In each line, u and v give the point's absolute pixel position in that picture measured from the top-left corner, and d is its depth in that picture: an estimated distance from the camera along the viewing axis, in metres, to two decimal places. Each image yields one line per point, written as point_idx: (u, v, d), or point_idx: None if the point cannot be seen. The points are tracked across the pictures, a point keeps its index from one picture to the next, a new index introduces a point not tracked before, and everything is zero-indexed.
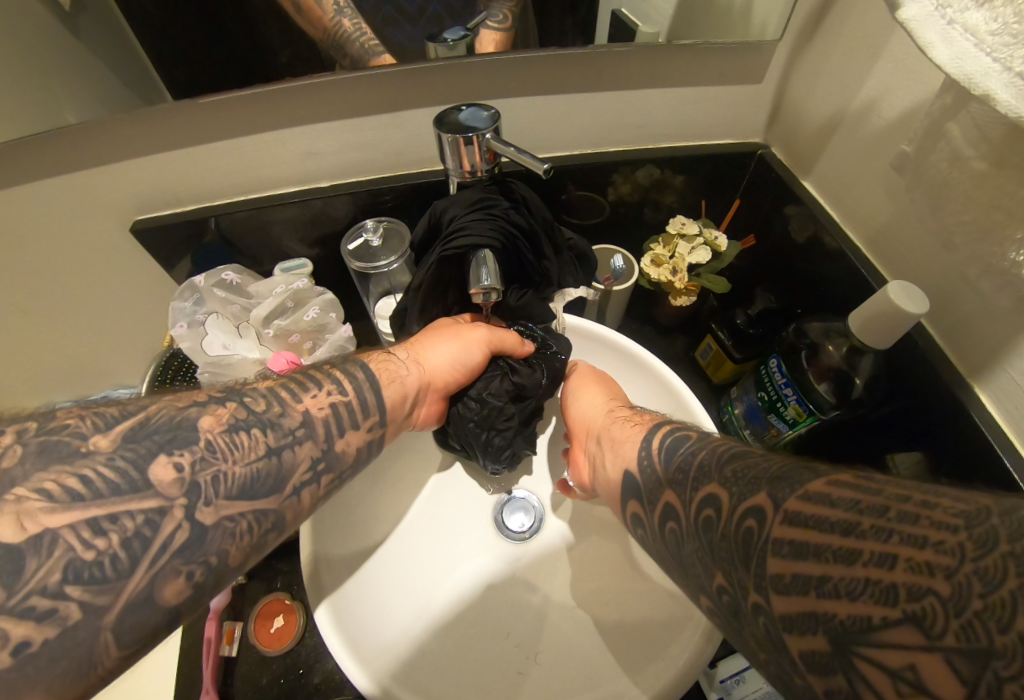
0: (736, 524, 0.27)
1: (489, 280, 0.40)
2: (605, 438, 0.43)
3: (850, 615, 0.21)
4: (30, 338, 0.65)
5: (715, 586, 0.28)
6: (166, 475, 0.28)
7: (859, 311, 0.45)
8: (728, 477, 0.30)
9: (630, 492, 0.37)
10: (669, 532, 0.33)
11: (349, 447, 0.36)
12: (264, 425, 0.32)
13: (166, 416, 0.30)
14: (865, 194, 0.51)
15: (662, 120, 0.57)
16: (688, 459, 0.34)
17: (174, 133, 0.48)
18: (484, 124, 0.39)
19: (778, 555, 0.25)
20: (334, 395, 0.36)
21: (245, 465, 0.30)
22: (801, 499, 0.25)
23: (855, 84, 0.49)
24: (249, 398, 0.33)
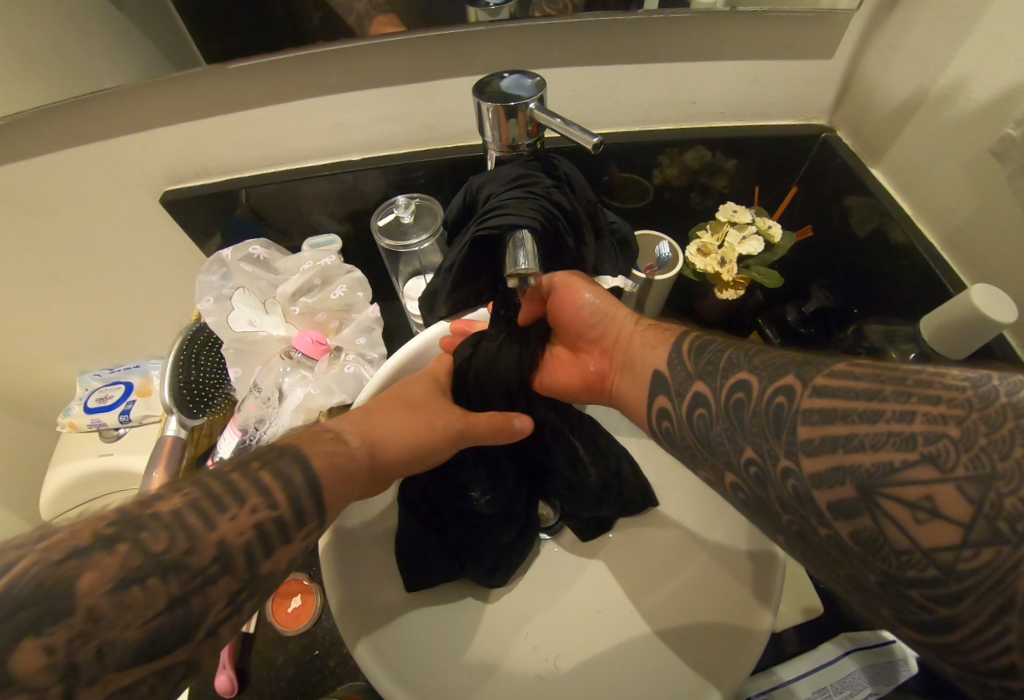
0: (766, 403, 0.27)
1: (527, 264, 0.36)
2: (633, 346, 0.39)
3: (870, 462, 0.22)
4: (68, 305, 0.66)
5: (741, 460, 0.27)
6: (32, 663, 0.20)
7: (933, 315, 0.40)
8: (759, 365, 0.28)
9: (659, 388, 0.34)
10: (697, 417, 0.31)
11: (276, 567, 0.29)
12: (165, 572, 0.24)
13: (34, 575, 0.22)
14: (949, 183, 0.46)
15: (717, 96, 0.53)
16: (717, 354, 0.32)
17: (204, 100, 0.47)
18: (528, 93, 0.36)
19: (808, 423, 0.24)
20: (261, 511, 0.28)
21: (139, 626, 0.23)
22: (830, 376, 0.25)
23: (944, 59, 0.43)
24: (146, 537, 0.25)
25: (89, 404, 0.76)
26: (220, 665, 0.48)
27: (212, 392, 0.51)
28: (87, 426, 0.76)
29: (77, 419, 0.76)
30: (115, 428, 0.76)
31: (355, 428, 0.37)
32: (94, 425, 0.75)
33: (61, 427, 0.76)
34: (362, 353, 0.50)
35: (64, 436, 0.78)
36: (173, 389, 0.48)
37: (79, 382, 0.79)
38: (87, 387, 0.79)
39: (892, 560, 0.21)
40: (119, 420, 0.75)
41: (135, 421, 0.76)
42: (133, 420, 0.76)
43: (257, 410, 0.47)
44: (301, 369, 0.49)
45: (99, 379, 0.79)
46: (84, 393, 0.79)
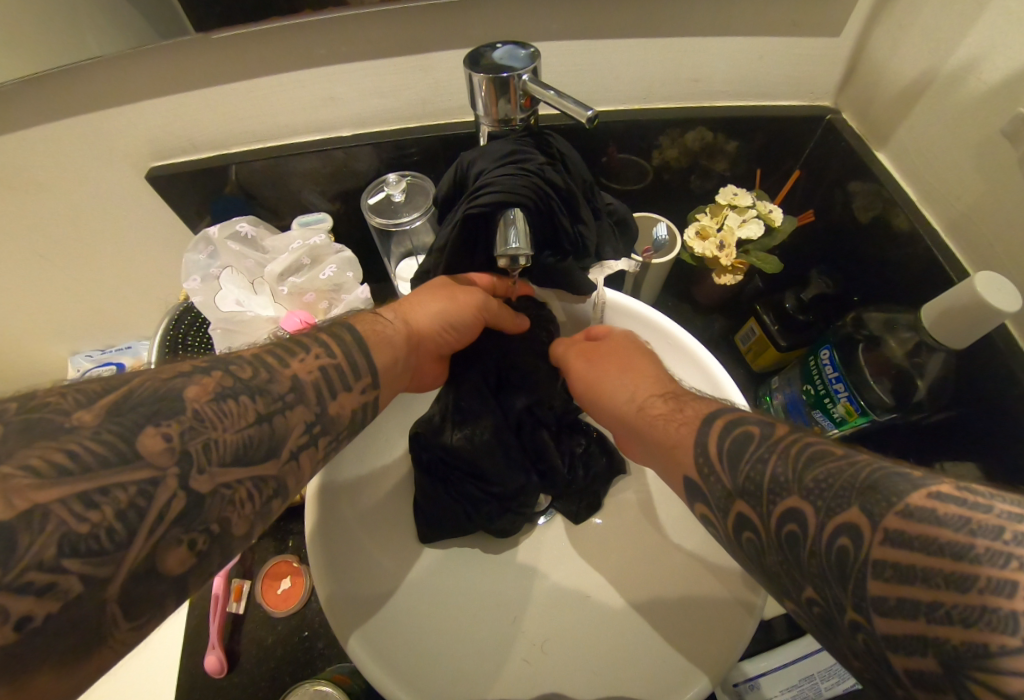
0: (827, 542, 0.23)
1: (518, 244, 0.35)
2: (649, 437, 0.35)
3: (959, 639, 0.18)
4: (55, 284, 0.65)
5: (803, 597, 0.24)
6: (154, 445, 0.25)
7: (935, 303, 0.39)
8: (810, 486, 0.24)
9: (696, 494, 0.31)
10: (746, 540, 0.27)
11: (342, 409, 0.34)
12: (252, 391, 0.30)
13: (149, 387, 0.27)
14: (956, 168, 0.45)
15: (721, 75, 0.51)
16: (757, 462, 0.27)
17: (188, 73, 0.45)
18: (521, 64, 0.35)
19: (879, 578, 0.20)
20: (323, 358, 0.34)
21: (236, 432, 0.28)
22: (903, 516, 0.20)
23: (956, 38, 0.42)
24: (235, 367, 0.31)
25: None
26: (211, 645, 0.49)
27: None
28: None
29: None
30: None
31: (390, 311, 0.42)
32: None
33: None
34: None
35: None
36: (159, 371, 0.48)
37: (72, 363, 0.78)
38: (80, 368, 0.78)
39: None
40: None
41: None
42: None
43: None
44: None
45: (92, 360, 0.78)
46: (77, 373, 0.78)
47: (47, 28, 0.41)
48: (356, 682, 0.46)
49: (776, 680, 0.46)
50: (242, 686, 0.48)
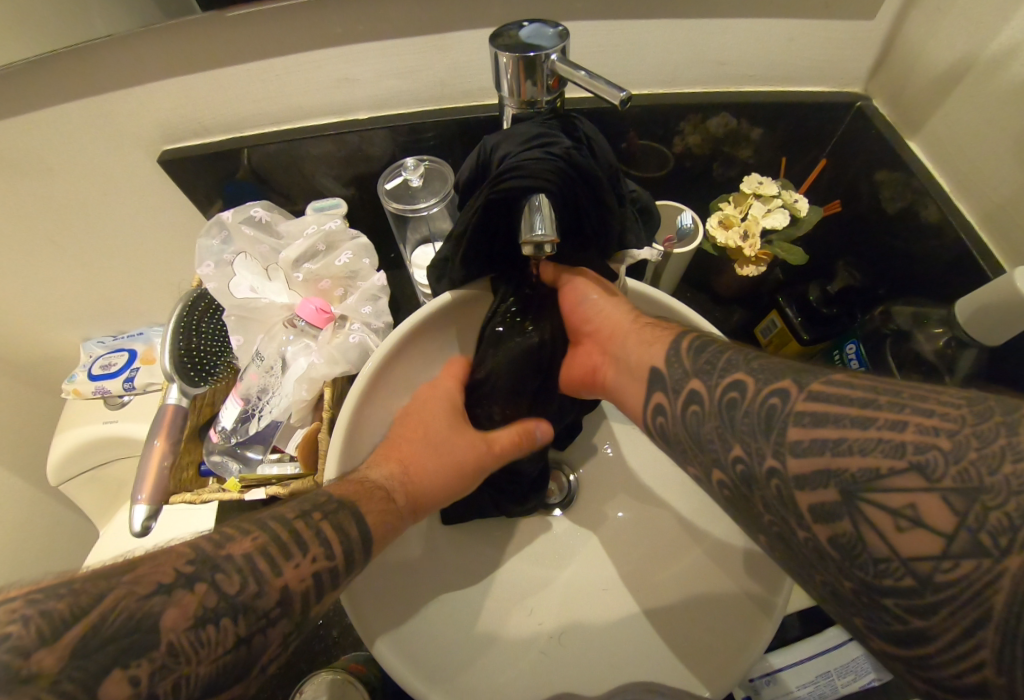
0: (759, 404, 0.26)
1: (543, 231, 0.34)
2: (628, 341, 0.39)
3: (858, 467, 0.22)
4: (66, 269, 0.65)
5: (731, 459, 0.27)
6: (130, 629, 0.23)
7: (972, 296, 0.38)
8: (758, 368, 0.28)
9: (655, 383, 0.34)
10: (690, 414, 0.30)
11: (331, 570, 0.30)
12: (235, 613, 0.26)
13: (123, 594, 0.24)
14: (996, 157, 0.43)
15: (749, 57, 0.49)
16: (717, 355, 0.31)
17: (201, 53, 0.44)
18: (550, 43, 0.33)
19: (800, 426, 0.24)
20: (320, 558, 0.30)
21: (212, 660, 0.25)
22: (826, 384, 0.25)
23: (1000, 19, 0.40)
24: (220, 577, 0.27)
25: (92, 371, 0.76)
26: None
27: (214, 359, 0.50)
28: (91, 392, 0.76)
29: (81, 386, 0.76)
30: (119, 396, 0.76)
31: (384, 463, 0.39)
32: (98, 392, 0.75)
33: (65, 392, 0.76)
34: (368, 322, 0.48)
35: (70, 401, 0.78)
36: (172, 357, 0.47)
37: (83, 349, 0.78)
38: (91, 354, 0.78)
39: (869, 567, 0.21)
40: (124, 389, 0.74)
41: (139, 389, 0.76)
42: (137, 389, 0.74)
43: (259, 379, 0.47)
44: (304, 338, 0.48)
45: (103, 346, 0.78)
46: (88, 359, 0.78)
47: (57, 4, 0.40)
48: (371, 672, 0.45)
49: (792, 676, 0.46)
50: None
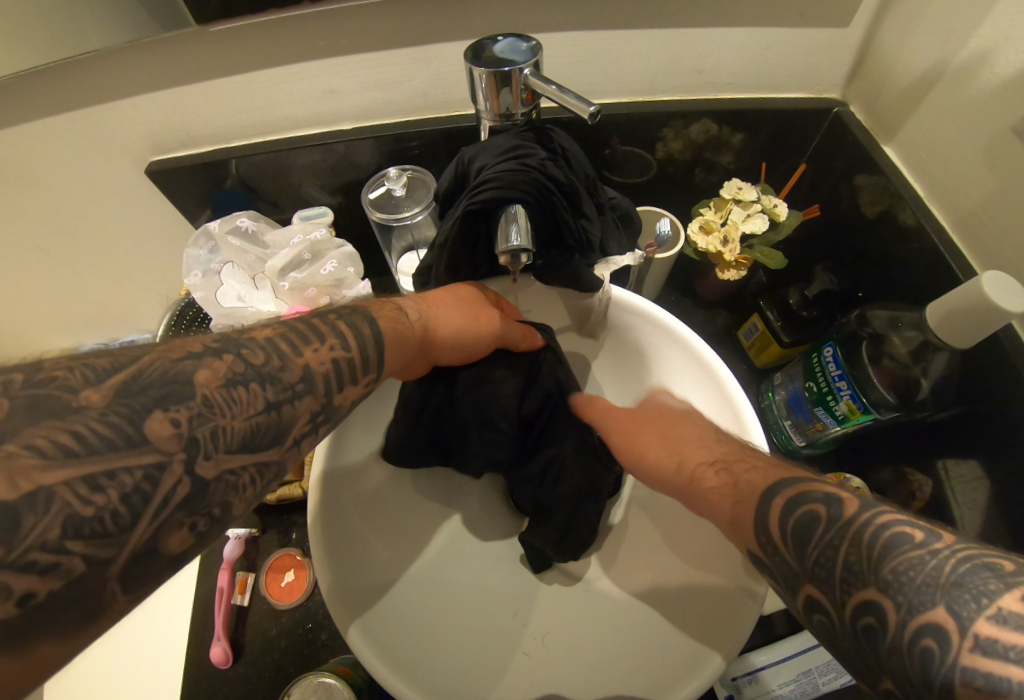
0: (907, 640, 0.19)
1: (518, 241, 0.35)
2: (708, 494, 0.31)
3: (1004, 638, 0.17)
4: (56, 278, 0.65)
5: (850, 622, 0.22)
6: (162, 431, 0.23)
7: (941, 301, 0.39)
8: (891, 573, 0.21)
9: (756, 566, 0.28)
10: (815, 622, 0.24)
11: (347, 402, 0.32)
12: (263, 380, 0.27)
13: (159, 369, 0.24)
14: (967, 162, 0.44)
15: (727, 66, 0.50)
16: (828, 542, 0.23)
17: (187, 66, 0.45)
18: (523, 57, 0.34)
19: (929, 583, 0.20)
20: (338, 349, 0.31)
21: (246, 419, 0.26)
22: (994, 621, 0.18)
23: (968, 29, 0.41)
24: (246, 351, 0.27)
25: None
26: (215, 637, 0.49)
27: None
28: None
29: None
30: None
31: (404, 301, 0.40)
32: None
33: None
34: None
35: None
36: None
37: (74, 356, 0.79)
38: None
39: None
40: None
41: None
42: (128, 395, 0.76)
43: None
44: None
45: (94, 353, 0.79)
46: None
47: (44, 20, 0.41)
48: (358, 674, 0.46)
49: (773, 675, 0.47)
50: (245, 677, 0.49)
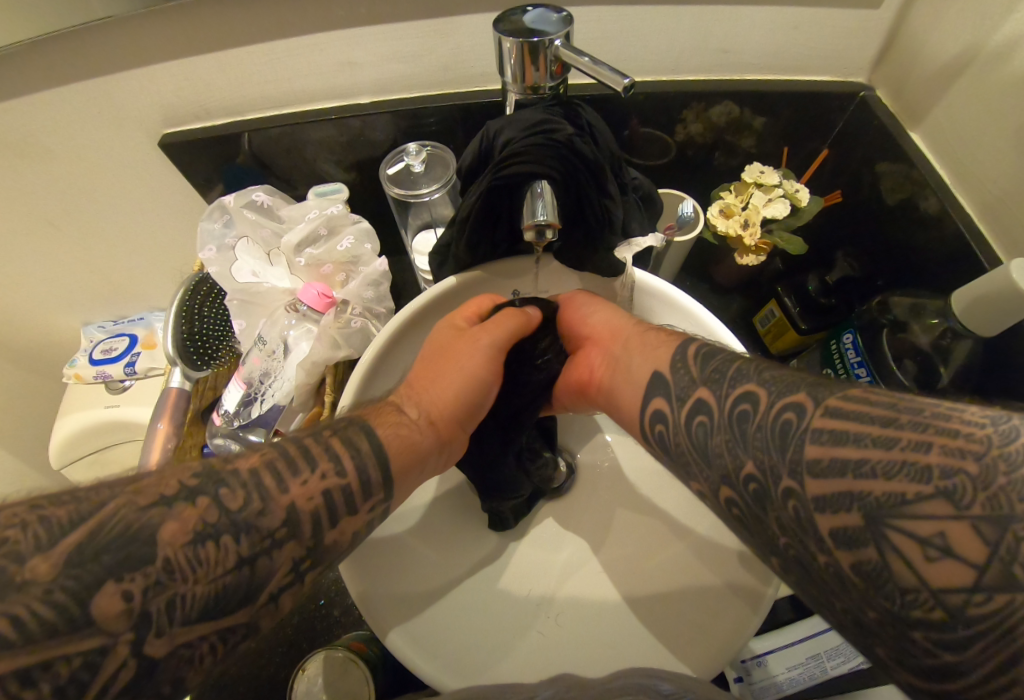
0: (774, 419, 0.25)
1: (545, 216, 0.35)
2: (632, 348, 0.39)
3: (882, 493, 0.20)
4: (66, 254, 0.65)
5: (741, 477, 0.26)
6: (111, 610, 0.22)
7: (967, 289, 0.38)
8: (770, 379, 0.27)
9: (658, 388, 0.33)
10: (696, 426, 0.29)
11: (343, 535, 0.30)
12: (237, 531, 0.26)
13: (121, 523, 0.24)
14: (995, 149, 0.43)
15: (751, 46, 0.49)
16: (724, 364, 0.30)
17: (199, 35, 0.44)
18: (554, 28, 0.33)
19: (813, 443, 0.23)
20: (330, 477, 0.30)
21: (208, 582, 0.24)
22: (843, 398, 0.23)
23: (1003, 13, 0.40)
24: (225, 492, 0.27)
25: (94, 356, 0.77)
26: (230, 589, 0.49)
27: (218, 345, 0.50)
28: (93, 377, 0.77)
29: (82, 371, 0.77)
30: (121, 380, 0.77)
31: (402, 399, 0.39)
32: (99, 376, 0.76)
33: (66, 377, 0.78)
34: (370, 306, 0.48)
35: (70, 386, 0.79)
36: (176, 341, 0.48)
37: (84, 333, 0.79)
38: (92, 339, 0.79)
39: (895, 598, 0.19)
40: (124, 372, 0.76)
41: (140, 374, 0.77)
42: (138, 373, 0.76)
43: (261, 363, 0.47)
44: (306, 323, 0.48)
45: (103, 331, 0.79)
46: (90, 344, 0.79)
47: None
48: (371, 649, 0.46)
49: (782, 658, 0.48)
50: (258, 651, 0.50)
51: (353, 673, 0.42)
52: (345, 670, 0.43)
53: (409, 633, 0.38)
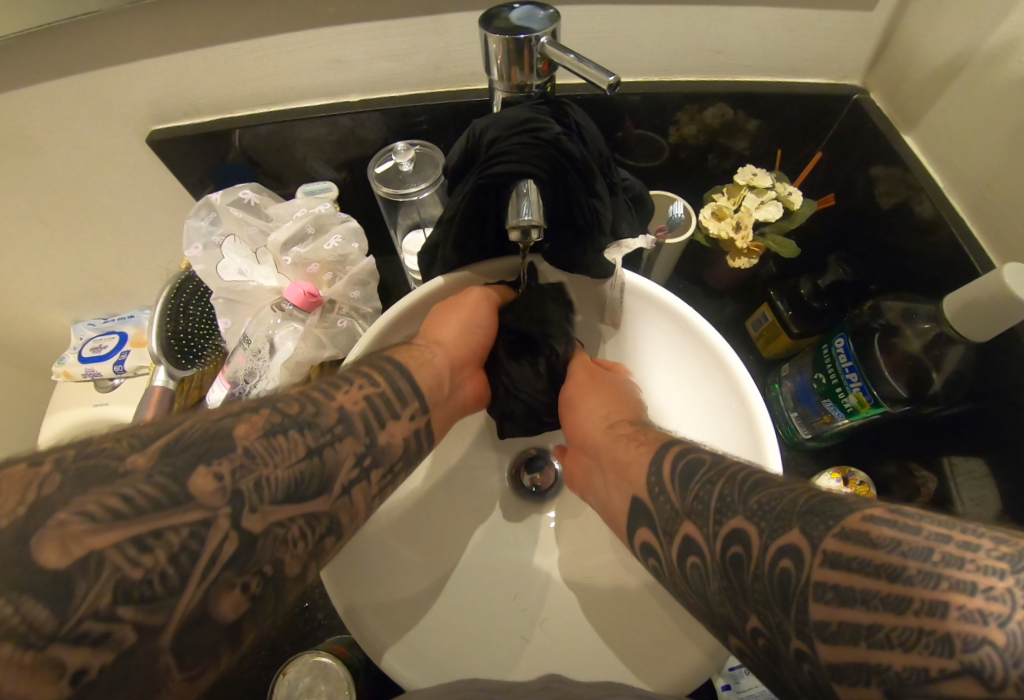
0: (769, 565, 0.23)
1: (530, 215, 0.34)
2: (608, 454, 0.37)
3: (893, 595, 0.19)
4: (54, 251, 0.64)
5: (747, 628, 0.25)
6: (207, 485, 0.24)
7: (958, 293, 0.38)
8: (755, 510, 0.25)
9: (640, 518, 0.32)
10: (690, 566, 0.28)
11: (393, 437, 0.34)
12: (302, 427, 0.28)
13: (199, 428, 0.26)
14: (989, 153, 0.43)
15: (745, 47, 0.48)
16: (706, 485, 0.28)
17: (187, 30, 0.43)
18: (541, 26, 0.33)
19: (821, 602, 0.21)
20: (366, 386, 0.34)
21: (287, 470, 0.27)
22: (841, 539, 0.21)
23: (996, 16, 0.40)
24: (281, 405, 0.29)
25: (83, 354, 0.76)
26: None
27: (203, 343, 0.50)
28: (82, 375, 0.76)
29: (71, 369, 0.76)
30: (110, 378, 0.76)
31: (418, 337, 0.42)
32: (88, 374, 0.76)
33: (55, 375, 0.77)
34: (356, 307, 0.49)
35: (59, 384, 0.78)
36: (160, 340, 0.47)
37: (74, 331, 0.78)
38: (82, 336, 0.78)
39: (887, 693, 0.18)
40: (114, 370, 0.76)
41: (129, 372, 0.77)
42: (127, 371, 0.76)
43: (246, 362, 0.46)
44: (292, 321, 0.47)
45: (93, 329, 0.78)
46: (79, 342, 0.78)
47: None
48: (354, 654, 0.45)
49: None
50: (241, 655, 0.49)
51: (334, 678, 0.42)
52: (326, 675, 0.42)
53: (394, 635, 0.39)
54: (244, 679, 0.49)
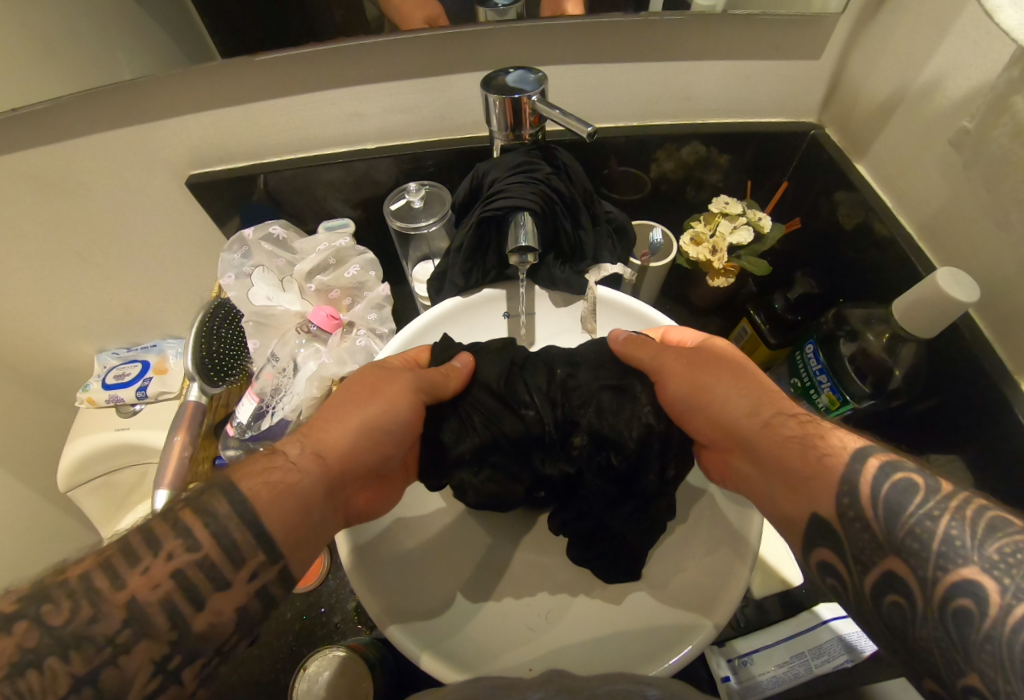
0: (1005, 635, 0.23)
1: (527, 242, 0.40)
2: (776, 464, 0.36)
3: None
4: (89, 284, 0.70)
5: (959, 681, 0.25)
6: None
7: (903, 297, 0.43)
8: (996, 563, 0.25)
9: (818, 540, 0.33)
10: (890, 603, 0.28)
11: (215, 617, 0.29)
12: (67, 648, 0.26)
13: None
14: (922, 177, 0.48)
15: (711, 93, 0.55)
16: (923, 525, 0.27)
17: (227, 91, 0.50)
18: (531, 87, 0.39)
19: None
20: (178, 556, 0.29)
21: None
22: None
23: (921, 61, 0.46)
24: (45, 609, 0.26)
25: (107, 381, 0.81)
26: None
27: (232, 363, 0.55)
28: (105, 401, 0.81)
29: (94, 395, 0.81)
30: (132, 403, 0.81)
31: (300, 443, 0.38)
32: (111, 400, 0.80)
33: (80, 401, 0.81)
34: (373, 328, 0.53)
35: (83, 410, 0.83)
36: (196, 359, 0.51)
37: (98, 360, 0.83)
38: (105, 364, 0.83)
39: None
40: (136, 396, 0.80)
41: (151, 398, 0.81)
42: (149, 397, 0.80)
43: (273, 379, 0.51)
44: (315, 342, 0.53)
45: (117, 357, 0.84)
46: (102, 370, 0.83)
47: (89, 45, 0.44)
48: (371, 651, 0.48)
49: (767, 657, 0.50)
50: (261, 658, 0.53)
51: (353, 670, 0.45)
52: (344, 668, 0.45)
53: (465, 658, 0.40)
54: (263, 681, 0.52)
